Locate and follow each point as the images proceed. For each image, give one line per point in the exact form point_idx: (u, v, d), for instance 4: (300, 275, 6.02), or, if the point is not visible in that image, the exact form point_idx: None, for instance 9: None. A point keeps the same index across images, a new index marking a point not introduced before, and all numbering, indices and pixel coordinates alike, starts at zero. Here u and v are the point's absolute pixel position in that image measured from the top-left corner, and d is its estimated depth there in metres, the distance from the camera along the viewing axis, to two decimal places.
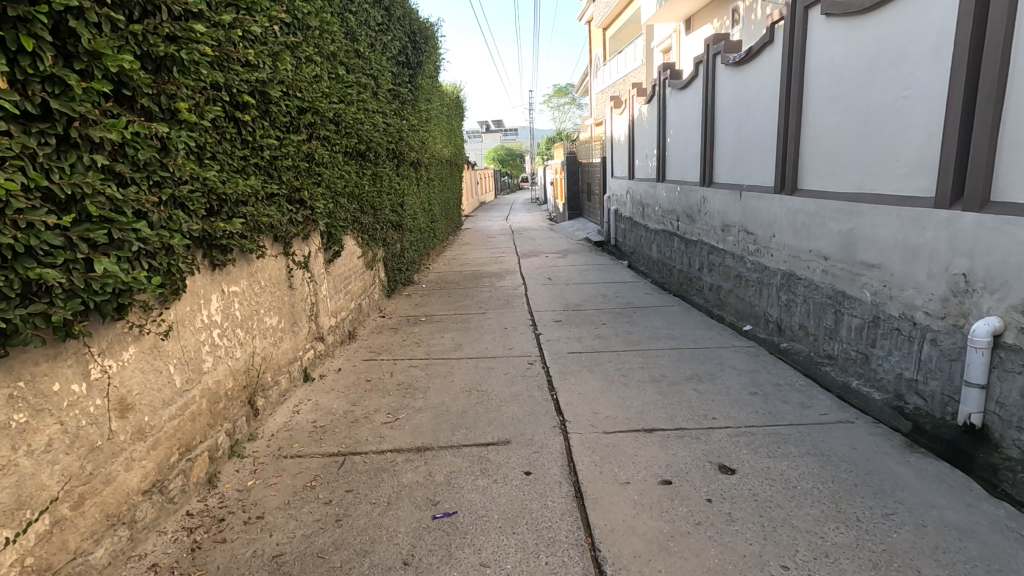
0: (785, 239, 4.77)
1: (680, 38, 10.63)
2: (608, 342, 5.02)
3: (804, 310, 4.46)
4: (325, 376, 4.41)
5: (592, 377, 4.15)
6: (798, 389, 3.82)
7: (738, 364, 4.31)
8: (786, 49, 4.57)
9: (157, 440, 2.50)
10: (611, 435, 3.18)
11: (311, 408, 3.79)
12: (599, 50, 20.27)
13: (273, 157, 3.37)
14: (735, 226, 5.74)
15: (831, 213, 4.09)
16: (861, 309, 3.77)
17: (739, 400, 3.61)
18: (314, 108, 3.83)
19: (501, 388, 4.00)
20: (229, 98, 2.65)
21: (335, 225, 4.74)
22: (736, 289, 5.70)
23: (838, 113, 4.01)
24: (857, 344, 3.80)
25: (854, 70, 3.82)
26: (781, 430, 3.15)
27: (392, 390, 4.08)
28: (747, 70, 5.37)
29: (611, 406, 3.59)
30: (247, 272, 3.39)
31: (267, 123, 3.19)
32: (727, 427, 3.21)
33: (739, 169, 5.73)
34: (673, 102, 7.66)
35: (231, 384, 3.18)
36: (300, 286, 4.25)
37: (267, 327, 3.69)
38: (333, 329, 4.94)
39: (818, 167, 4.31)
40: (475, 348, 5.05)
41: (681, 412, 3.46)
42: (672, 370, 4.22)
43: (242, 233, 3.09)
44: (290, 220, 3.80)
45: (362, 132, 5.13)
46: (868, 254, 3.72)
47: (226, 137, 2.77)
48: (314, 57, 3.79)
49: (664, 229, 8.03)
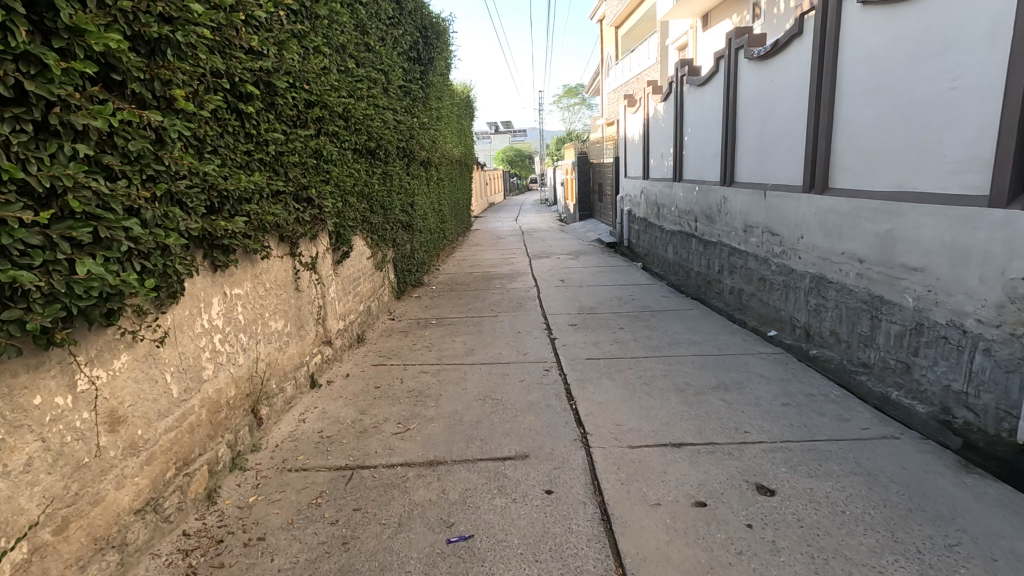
0: (814, 240, 4.53)
1: (697, 34, 10.39)
2: (627, 348, 4.80)
3: (836, 316, 4.22)
4: (332, 382, 4.23)
5: (612, 385, 3.94)
6: (833, 399, 3.59)
7: (766, 372, 4.08)
8: (817, 40, 4.34)
9: (151, 454, 2.33)
10: (637, 450, 2.97)
11: (317, 417, 3.61)
12: (611, 49, 20.05)
13: (280, 152, 3.20)
14: (758, 227, 5.51)
15: (865, 213, 3.86)
16: (902, 314, 3.53)
17: (770, 412, 3.38)
18: (322, 101, 3.66)
19: (517, 396, 3.80)
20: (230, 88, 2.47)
21: (344, 224, 4.56)
22: (759, 292, 5.47)
23: (874, 107, 3.78)
24: (898, 352, 3.56)
25: (893, 61, 3.59)
26: (820, 446, 2.92)
27: (403, 398, 3.89)
28: (772, 64, 5.14)
29: (634, 417, 3.38)
30: (251, 274, 3.22)
31: (272, 116, 3.03)
32: (761, 441, 2.99)
33: (762, 168, 5.50)
34: (691, 98, 7.43)
35: (233, 392, 3.01)
36: (306, 288, 4.07)
37: (271, 332, 3.51)
38: (341, 333, 4.76)
39: (851, 164, 4.08)
40: (487, 353, 4.85)
41: (709, 424, 3.24)
42: (696, 379, 3.99)
43: (245, 233, 2.93)
44: (297, 219, 3.63)
45: (372, 129, 4.96)
46: (908, 256, 3.48)
47: (228, 130, 2.60)
48: (321, 48, 3.62)
49: (681, 230, 7.80)
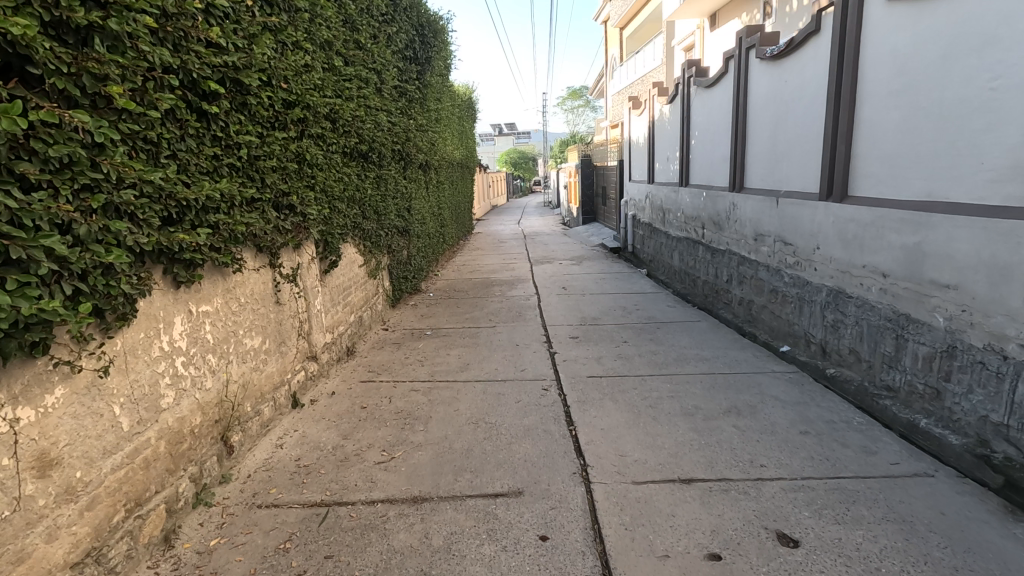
0: (832, 250, 4.24)
1: (705, 35, 10.12)
2: (631, 365, 4.52)
3: (856, 334, 3.93)
4: (316, 401, 3.96)
5: (615, 408, 3.65)
6: (856, 426, 3.30)
7: (781, 394, 3.79)
8: (836, 38, 4.05)
9: (94, 498, 2.07)
10: (643, 487, 2.69)
11: (296, 442, 3.33)
12: (616, 50, 19.79)
13: (254, 156, 2.94)
14: (770, 235, 5.22)
15: (890, 224, 3.57)
16: (932, 335, 3.24)
17: (788, 442, 3.09)
18: (303, 101, 3.41)
19: (512, 420, 3.52)
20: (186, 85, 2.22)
21: (332, 232, 4.30)
22: (771, 304, 5.17)
23: (900, 109, 3.49)
24: (927, 376, 3.27)
25: (923, 60, 3.30)
26: (845, 485, 2.63)
27: (390, 420, 3.62)
28: (786, 64, 4.85)
29: (640, 447, 3.10)
30: (222, 290, 2.95)
31: (244, 117, 2.78)
32: (780, 478, 2.70)
33: (774, 173, 5.21)
34: (698, 100, 7.15)
35: (199, 420, 2.75)
36: (288, 301, 3.80)
37: (246, 350, 3.24)
38: (328, 346, 4.49)
39: (874, 171, 3.79)
40: (483, 368, 4.57)
41: (722, 456, 2.96)
42: (706, 401, 3.70)
43: (214, 245, 2.67)
44: (277, 228, 3.36)
45: (363, 132, 4.71)
46: (939, 271, 3.19)
47: (190, 132, 2.35)
48: (302, 43, 3.36)
49: (688, 236, 7.51)
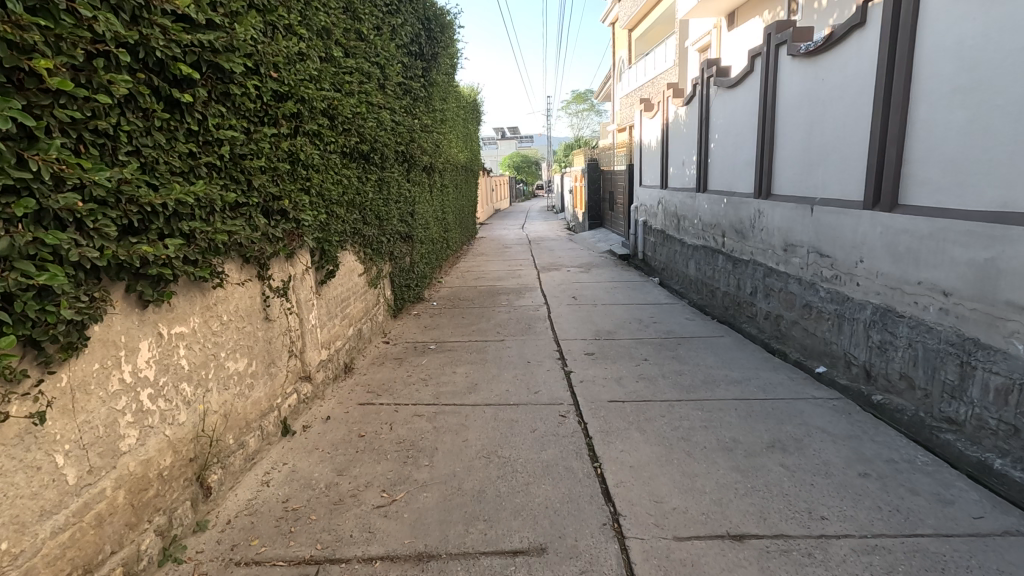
0: (878, 264, 3.85)
1: (722, 35, 9.80)
2: (655, 387, 4.12)
3: (908, 357, 3.54)
4: (309, 428, 3.56)
5: (643, 440, 3.26)
6: (921, 468, 2.91)
7: (828, 426, 3.39)
8: (885, 30, 3.66)
9: (26, 572, 1.69)
10: (688, 546, 2.31)
11: (285, 479, 2.93)
12: (624, 52, 19.45)
13: (238, 155, 2.56)
14: (803, 245, 4.83)
15: (954, 236, 3.16)
16: (1008, 364, 2.85)
17: (848, 487, 2.70)
18: (297, 93, 3.03)
19: (528, 454, 3.13)
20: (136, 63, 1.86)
21: (329, 239, 3.90)
22: (803, 320, 4.78)
23: (967, 108, 3.10)
24: (1001, 411, 2.87)
25: (994, 52, 2.92)
26: (927, 546, 2.27)
27: (391, 452, 3.23)
28: (824, 60, 4.46)
29: (677, 491, 2.70)
30: (200, 308, 2.56)
31: (225, 108, 2.41)
32: (847, 537, 2.32)
33: (809, 179, 4.80)
34: (718, 101, 6.76)
35: (170, 460, 2.37)
36: (279, 317, 3.40)
37: (228, 375, 2.84)
38: (323, 364, 4.09)
39: (932, 177, 3.38)
40: (493, 390, 4.17)
41: (774, 505, 2.56)
42: (744, 433, 3.31)
43: (192, 258, 2.28)
44: (267, 237, 2.96)
45: (365, 130, 4.33)
46: (1015, 292, 2.81)
47: (156, 124, 1.98)
48: (295, 28, 3.00)
49: (706, 245, 7.12)
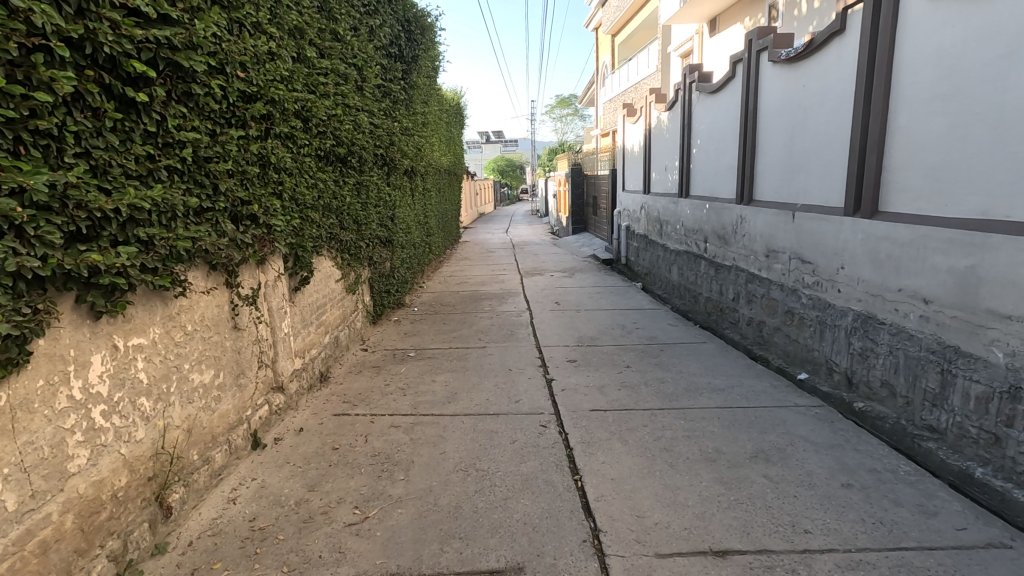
0: (860, 271, 3.84)
1: (703, 40, 9.91)
2: (638, 395, 4.07)
3: (888, 365, 3.52)
4: (280, 441, 3.43)
5: (626, 451, 3.19)
6: (903, 478, 2.88)
7: (811, 435, 3.36)
8: (865, 37, 3.65)
9: None
10: (670, 563, 2.24)
11: (253, 496, 2.80)
12: (608, 58, 19.57)
13: (203, 157, 2.44)
14: (785, 252, 4.81)
15: (934, 244, 3.15)
16: (989, 372, 2.83)
17: (832, 499, 2.66)
18: (266, 95, 2.92)
19: (506, 467, 3.04)
20: (80, 59, 1.75)
21: (303, 245, 3.77)
22: (785, 327, 4.76)
23: (947, 116, 3.09)
24: (982, 419, 2.85)
25: (975, 60, 2.91)
26: (912, 561, 2.22)
27: (365, 465, 3.12)
28: (805, 67, 4.45)
29: (659, 505, 2.63)
30: (161, 318, 2.43)
31: (186, 108, 2.30)
32: (831, 551, 2.27)
33: (790, 185, 4.79)
34: (700, 107, 6.76)
35: (126, 479, 2.24)
36: (249, 326, 3.26)
37: (193, 388, 2.71)
38: (297, 374, 3.96)
39: (913, 185, 3.37)
40: (473, 399, 4.07)
41: (757, 519, 2.51)
42: (727, 443, 3.26)
43: (151, 266, 2.16)
44: (235, 243, 2.84)
45: (342, 133, 4.21)
46: (996, 300, 2.79)
47: (109, 125, 1.87)
48: (264, 27, 2.89)
49: (688, 250, 7.11)
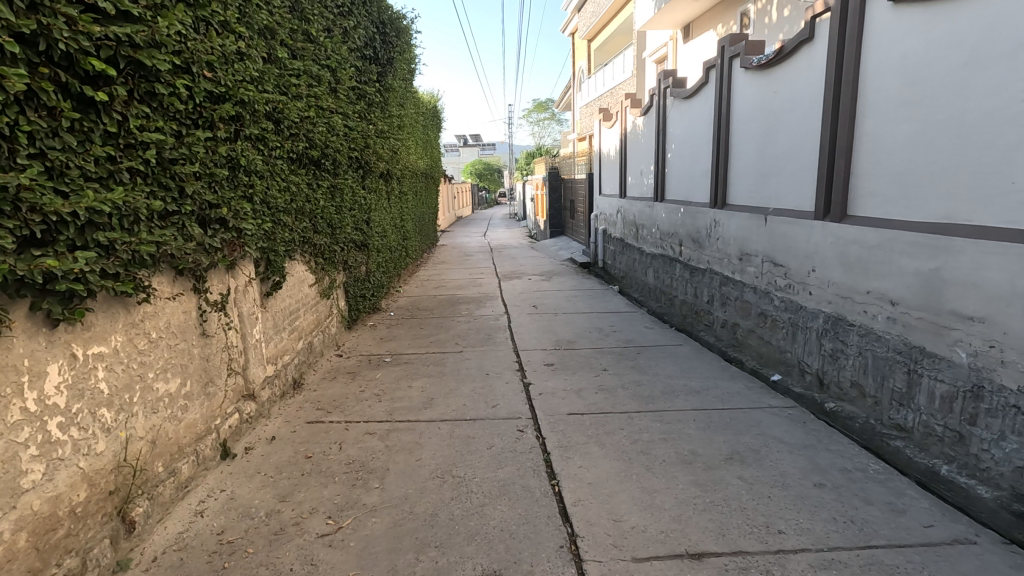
0: (830, 273, 3.91)
1: (678, 46, 10.07)
2: (615, 398, 4.08)
3: (858, 365, 3.59)
4: (251, 450, 3.34)
5: (603, 455, 3.18)
6: (873, 477, 2.93)
7: (784, 436, 3.40)
8: (834, 45, 3.73)
9: None
10: (646, 567, 2.24)
11: (221, 508, 2.72)
12: (584, 62, 19.73)
13: (168, 159, 2.37)
14: (758, 254, 4.89)
15: (901, 247, 3.23)
16: (953, 372, 2.90)
17: (805, 498, 2.70)
18: (235, 95, 2.85)
19: (484, 473, 3.01)
20: (30, 55, 1.67)
21: (275, 249, 3.68)
22: (759, 329, 4.84)
23: (912, 122, 3.17)
24: (947, 418, 2.93)
25: (938, 68, 3.00)
26: (882, 559, 2.26)
27: (340, 474, 3.05)
28: (776, 74, 4.53)
29: (636, 509, 2.63)
30: (123, 325, 2.35)
31: (149, 108, 2.22)
32: (804, 551, 2.30)
33: (763, 189, 4.87)
34: (675, 112, 6.84)
35: (86, 493, 2.15)
36: (218, 332, 3.17)
37: (158, 398, 2.62)
38: (269, 381, 3.86)
39: (880, 189, 3.45)
40: (449, 405, 4.03)
41: (733, 520, 2.52)
42: (703, 445, 3.28)
43: (112, 270, 2.08)
44: (203, 247, 2.75)
45: (315, 135, 4.15)
46: (960, 302, 2.87)
47: (65, 125, 1.80)
48: (232, 26, 2.82)
49: (664, 253, 7.18)
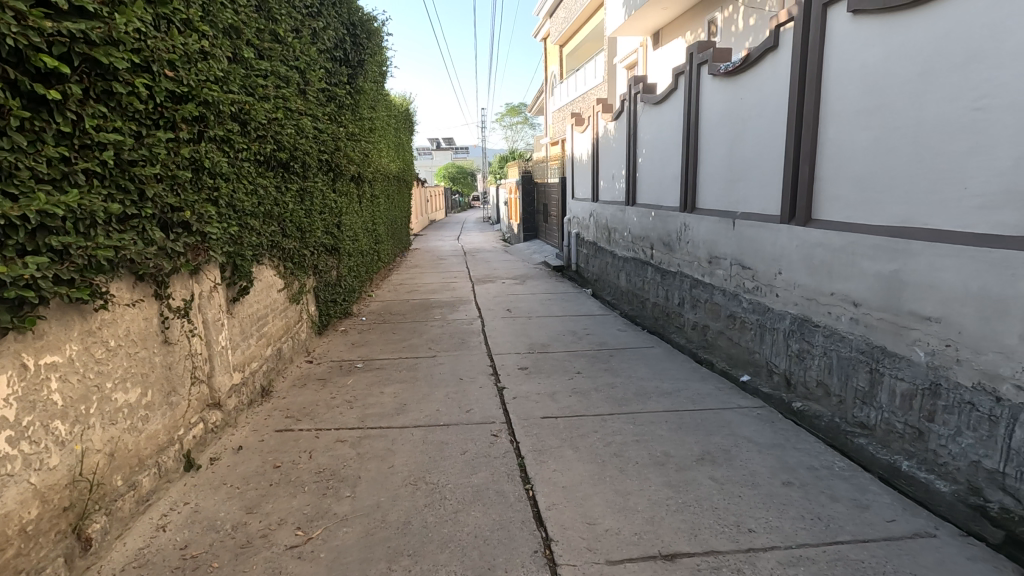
0: (796, 276, 4.01)
1: (648, 53, 10.24)
2: (589, 401, 4.09)
3: (823, 365, 3.69)
4: (217, 461, 3.24)
5: (577, 458, 3.19)
6: (838, 474, 3.01)
7: (753, 436, 3.47)
8: (798, 54, 3.83)
9: None
10: (620, 570, 2.24)
11: (184, 521, 2.62)
12: (556, 67, 19.89)
13: (127, 160, 2.28)
14: (727, 257, 4.98)
15: (863, 250, 3.33)
16: (912, 370, 3.00)
17: (774, 497, 2.75)
18: (198, 95, 2.77)
19: (457, 479, 2.98)
20: None
21: (242, 254, 3.58)
22: (729, 331, 4.92)
23: (871, 129, 3.28)
24: (907, 415, 3.03)
25: (896, 77, 3.10)
26: (848, 555, 2.32)
27: (309, 483, 2.98)
28: (743, 81, 4.63)
29: (610, 512, 2.64)
30: (79, 333, 2.25)
31: (106, 106, 2.13)
32: (773, 549, 2.34)
33: (732, 193, 4.97)
34: (645, 117, 6.94)
35: (38, 510, 2.05)
36: (181, 339, 3.07)
37: (117, 409, 2.52)
38: (235, 389, 3.76)
39: (843, 194, 3.56)
40: (422, 410, 3.98)
41: (704, 521, 2.55)
42: (675, 446, 3.31)
43: (66, 276, 1.99)
44: (164, 251, 2.66)
45: (283, 137, 4.07)
46: (918, 303, 2.97)
47: (14, 124, 1.71)
48: (196, 24, 2.75)
49: (635, 257, 7.26)
